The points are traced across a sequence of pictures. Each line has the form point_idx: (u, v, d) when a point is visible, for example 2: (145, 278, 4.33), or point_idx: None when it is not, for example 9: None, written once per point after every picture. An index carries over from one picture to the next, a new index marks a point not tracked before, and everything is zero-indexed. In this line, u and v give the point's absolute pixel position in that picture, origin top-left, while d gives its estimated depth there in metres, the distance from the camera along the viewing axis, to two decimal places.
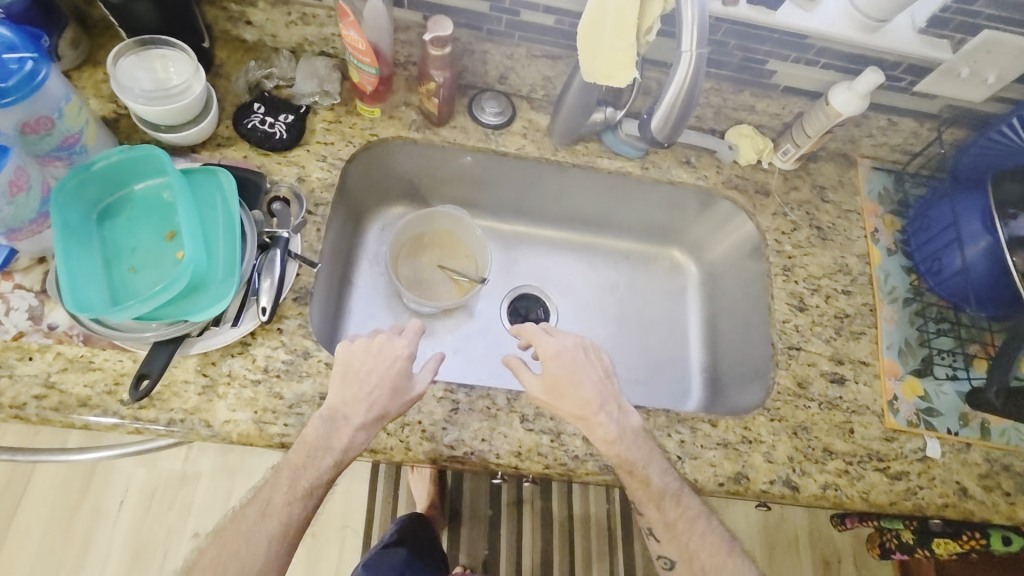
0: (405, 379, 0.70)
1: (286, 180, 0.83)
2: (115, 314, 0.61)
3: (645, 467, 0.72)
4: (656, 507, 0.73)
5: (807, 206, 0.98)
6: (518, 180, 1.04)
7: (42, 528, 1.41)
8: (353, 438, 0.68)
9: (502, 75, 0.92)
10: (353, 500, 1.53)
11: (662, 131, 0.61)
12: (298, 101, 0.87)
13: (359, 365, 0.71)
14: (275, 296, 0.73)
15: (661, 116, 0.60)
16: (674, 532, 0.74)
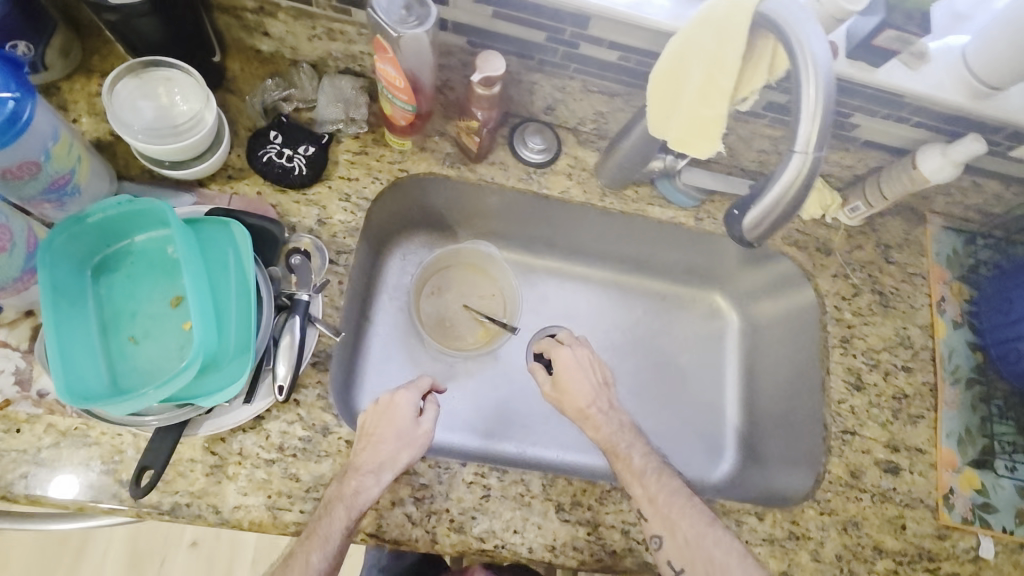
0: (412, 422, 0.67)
1: (306, 223, 0.74)
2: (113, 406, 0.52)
3: (628, 449, 0.72)
4: (639, 482, 0.70)
5: (870, 267, 0.91)
6: (557, 216, 0.96)
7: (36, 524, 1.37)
8: (359, 493, 0.62)
9: (549, 107, 0.81)
10: None
11: (753, 234, 0.51)
12: (319, 127, 0.77)
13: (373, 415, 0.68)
14: (293, 376, 0.65)
15: (756, 210, 0.51)
16: (657, 505, 0.69)
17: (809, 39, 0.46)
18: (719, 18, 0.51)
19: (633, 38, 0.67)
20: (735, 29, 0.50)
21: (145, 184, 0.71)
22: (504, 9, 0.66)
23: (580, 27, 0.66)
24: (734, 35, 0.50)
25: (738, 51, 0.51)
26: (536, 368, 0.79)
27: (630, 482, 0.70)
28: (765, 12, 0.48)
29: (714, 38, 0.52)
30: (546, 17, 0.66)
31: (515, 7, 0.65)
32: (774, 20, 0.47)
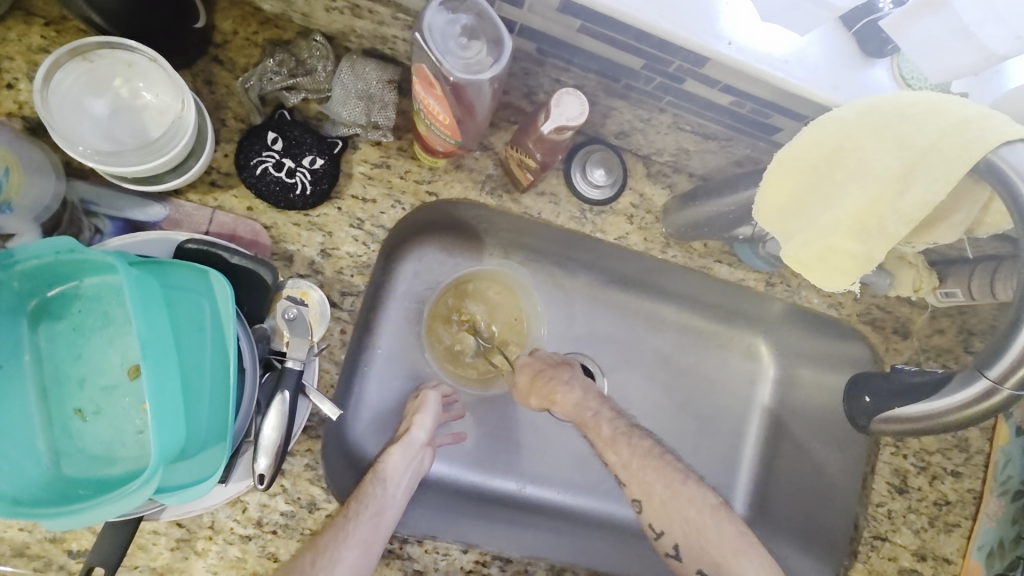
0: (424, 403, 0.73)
1: (308, 253, 0.60)
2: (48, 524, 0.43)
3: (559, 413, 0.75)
4: (612, 449, 0.72)
5: (946, 355, 0.79)
6: (601, 250, 0.83)
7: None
8: (400, 465, 0.65)
9: (622, 132, 0.65)
10: None
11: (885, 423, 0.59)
12: (331, 129, 0.60)
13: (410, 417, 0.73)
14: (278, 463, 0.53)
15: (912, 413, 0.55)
16: (631, 469, 0.70)
17: None
18: (924, 142, 0.40)
19: (760, 88, 0.51)
20: (941, 161, 0.39)
21: (107, 185, 0.56)
22: (596, 26, 0.49)
23: (695, 66, 0.50)
24: (936, 167, 0.40)
25: (933, 189, 0.40)
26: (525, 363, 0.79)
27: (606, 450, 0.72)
28: (996, 157, 0.38)
29: (902, 159, 0.41)
30: (653, 46, 0.49)
31: (611, 26, 0.48)
32: (1005, 175, 0.37)
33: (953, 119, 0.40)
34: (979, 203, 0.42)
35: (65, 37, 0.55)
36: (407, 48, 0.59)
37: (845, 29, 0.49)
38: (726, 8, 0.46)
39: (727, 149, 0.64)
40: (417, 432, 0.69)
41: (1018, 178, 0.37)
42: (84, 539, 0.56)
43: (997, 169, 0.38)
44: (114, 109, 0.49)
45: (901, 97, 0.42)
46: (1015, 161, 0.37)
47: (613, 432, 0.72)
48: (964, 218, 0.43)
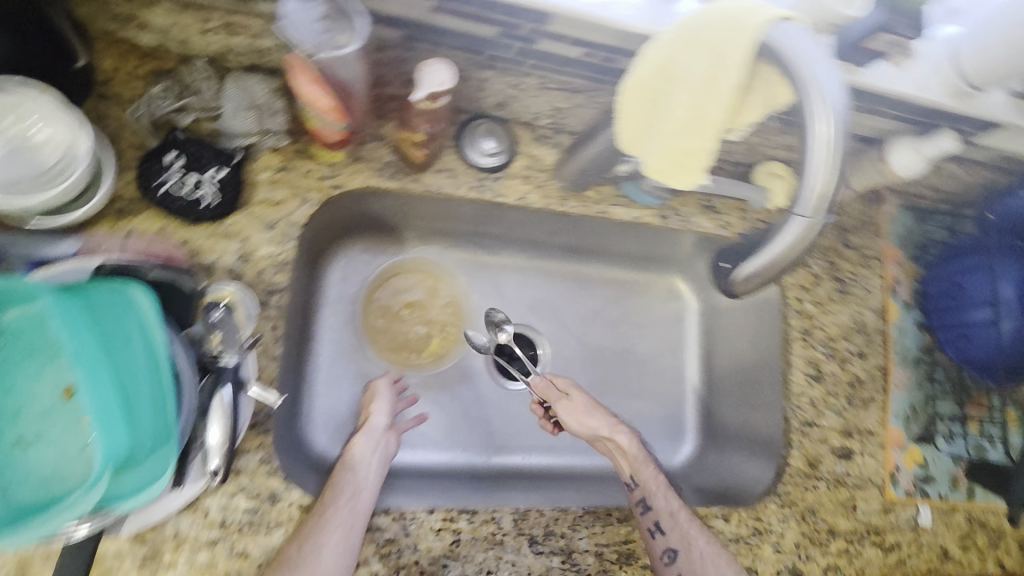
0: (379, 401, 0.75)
1: (227, 259, 0.64)
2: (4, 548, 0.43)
3: None
4: (663, 498, 0.72)
5: (829, 253, 0.90)
6: (515, 220, 0.89)
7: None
8: (366, 452, 0.69)
9: (501, 103, 0.72)
10: None
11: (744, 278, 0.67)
12: (228, 142, 0.64)
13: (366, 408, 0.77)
14: (225, 460, 0.55)
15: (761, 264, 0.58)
16: (676, 519, 0.70)
17: (823, 89, 0.43)
18: (719, 39, 0.46)
19: (598, 35, 0.59)
20: (735, 52, 0.45)
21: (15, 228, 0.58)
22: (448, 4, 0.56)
23: (539, 25, 0.57)
24: (732, 58, 0.46)
25: (734, 76, 0.46)
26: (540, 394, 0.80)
27: (654, 498, 0.72)
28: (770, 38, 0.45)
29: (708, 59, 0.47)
30: (498, 12, 0.56)
31: None
32: (779, 49, 0.44)
33: (734, 17, 0.46)
34: (771, 80, 0.48)
35: None
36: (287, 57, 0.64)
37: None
38: None
39: (596, 99, 0.71)
40: (376, 420, 0.73)
41: (787, 51, 0.44)
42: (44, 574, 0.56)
43: (775, 47, 0.45)
44: (9, 148, 0.51)
45: (700, 11, 0.48)
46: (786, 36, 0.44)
47: (659, 484, 0.73)
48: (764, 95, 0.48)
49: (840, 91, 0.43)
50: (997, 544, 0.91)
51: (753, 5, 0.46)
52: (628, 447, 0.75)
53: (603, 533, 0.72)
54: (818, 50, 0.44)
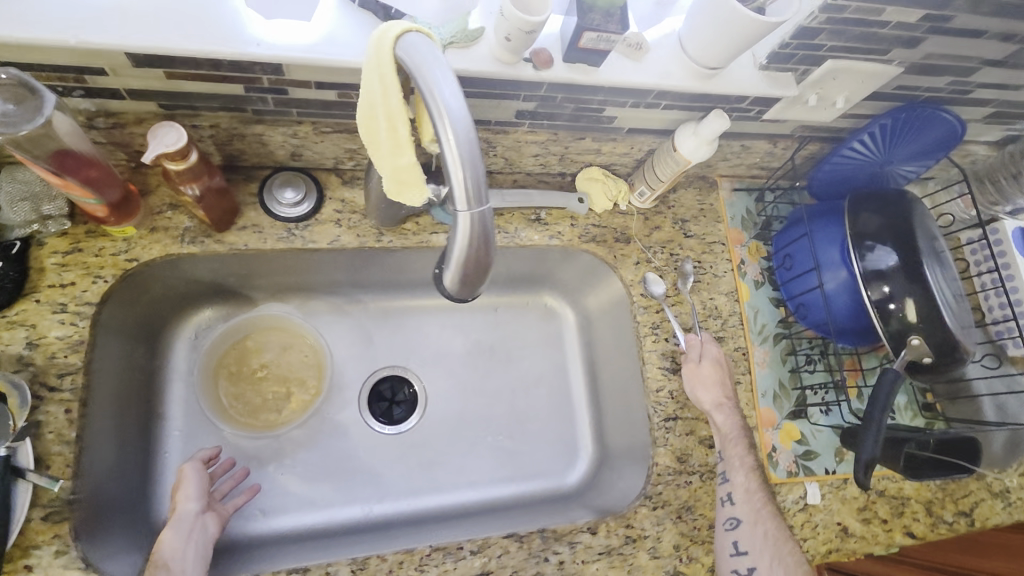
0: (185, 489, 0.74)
1: (13, 348, 0.63)
2: None
3: None
4: (742, 476, 0.78)
5: (671, 245, 0.91)
6: (356, 265, 0.89)
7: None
8: (176, 546, 0.69)
9: (292, 154, 0.73)
10: None
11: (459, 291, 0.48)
12: (10, 233, 0.66)
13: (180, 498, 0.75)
14: None
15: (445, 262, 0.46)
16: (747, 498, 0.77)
17: (437, 86, 0.42)
18: (371, 64, 0.48)
19: (335, 76, 0.60)
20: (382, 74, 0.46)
21: None
22: (173, 69, 0.57)
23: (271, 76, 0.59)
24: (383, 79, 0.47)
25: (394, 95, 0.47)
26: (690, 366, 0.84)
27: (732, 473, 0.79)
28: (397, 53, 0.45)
29: (373, 85, 0.48)
30: (227, 71, 0.58)
31: (177, 64, 0.56)
32: (405, 61, 0.44)
33: (375, 40, 0.47)
34: None
35: None
36: None
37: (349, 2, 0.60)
38: (249, 20, 0.57)
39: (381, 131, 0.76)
40: (185, 507, 0.73)
41: (409, 62, 0.44)
42: None
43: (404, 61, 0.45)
44: None
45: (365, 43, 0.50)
46: (408, 48, 0.44)
47: (747, 462, 0.79)
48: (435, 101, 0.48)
49: (460, 100, 0.42)
50: (901, 511, 0.87)
51: (386, 25, 0.47)
52: (727, 427, 0.80)
53: (456, 569, 0.70)
54: (434, 57, 0.43)
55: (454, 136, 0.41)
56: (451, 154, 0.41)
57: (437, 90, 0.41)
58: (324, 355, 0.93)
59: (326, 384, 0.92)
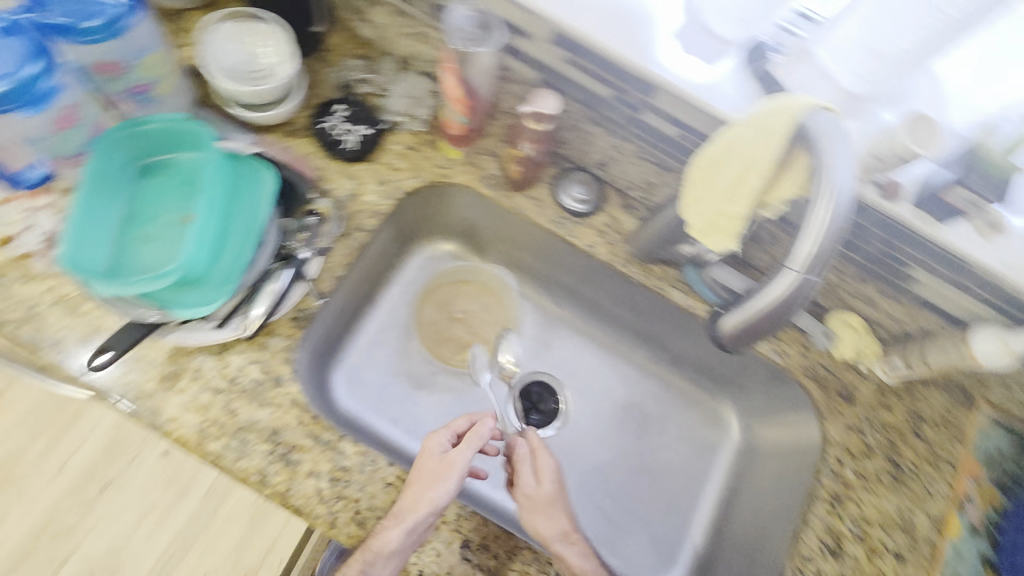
0: (440, 460, 0.68)
1: (340, 191, 0.78)
2: (99, 287, 0.56)
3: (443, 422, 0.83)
4: None
5: (893, 432, 0.82)
6: (585, 277, 0.95)
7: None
8: (401, 539, 0.62)
9: (603, 163, 0.82)
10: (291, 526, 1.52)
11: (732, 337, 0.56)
12: (384, 115, 0.81)
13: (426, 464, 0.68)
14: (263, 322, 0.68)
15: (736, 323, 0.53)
16: None
17: (834, 166, 0.46)
18: (765, 115, 0.51)
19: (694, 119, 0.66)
20: (774, 132, 0.50)
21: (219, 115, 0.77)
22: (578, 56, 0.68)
23: (645, 94, 0.67)
24: (770, 136, 0.50)
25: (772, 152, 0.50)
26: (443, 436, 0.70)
27: None
28: (803, 124, 0.49)
29: (754, 135, 0.52)
30: (616, 75, 0.67)
31: (586, 54, 0.66)
32: (811, 136, 0.48)
33: (779, 105, 0.50)
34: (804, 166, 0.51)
35: None
36: None
37: (747, 68, 0.62)
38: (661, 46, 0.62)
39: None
40: (434, 499, 0.64)
41: (816, 137, 0.48)
42: None
43: (806, 134, 0.48)
44: (244, 59, 0.70)
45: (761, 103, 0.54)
46: (817, 124, 0.48)
47: None
48: (797, 172, 0.51)
49: (848, 184, 0.46)
50: None
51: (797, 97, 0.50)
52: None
53: None
54: (843, 140, 0.47)
55: (828, 215, 0.46)
56: (815, 228, 0.46)
57: (833, 171, 0.46)
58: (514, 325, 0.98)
59: (495, 355, 0.96)
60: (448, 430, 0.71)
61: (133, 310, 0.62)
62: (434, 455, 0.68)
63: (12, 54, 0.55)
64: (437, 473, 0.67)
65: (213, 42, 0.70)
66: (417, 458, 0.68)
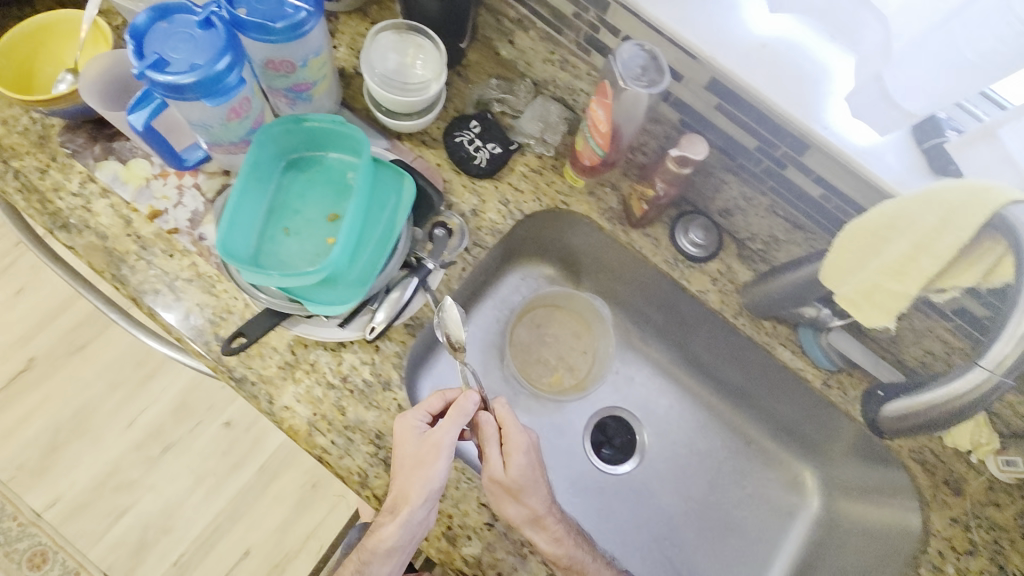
0: (420, 442, 0.64)
1: (463, 205, 0.79)
2: (251, 277, 0.59)
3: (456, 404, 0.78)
4: None
5: (1002, 533, 0.77)
6: (682, 320, 0.93)
7: (118, 351, 1.60)
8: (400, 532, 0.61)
9: (726, 211, 0.81)
10: (330, 522, 1.56)
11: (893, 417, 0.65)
12: (514, 136, 0.82)
13: (408, 445, 0.64)
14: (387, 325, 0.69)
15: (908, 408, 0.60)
16: None
17: None
18: (960, 198, 0.48)
19: (845, 183, 0.65)
20: (967, 217, 0.48)
21: (360, 118, 0.80)
22: (730, 106, 0.67)
23: (796, 151, 0.66)
24: (965, 221, 0.48)
25: (961, 238, 0.48)
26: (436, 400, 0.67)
27: None
28: (1006, 215, 0.46)
29: (940, 215, 0.50)
30: (768, 129, 0.66)
31: (740, 105, 0.66)
32: (1014, 229, 0.46)
33: (976, 187, 0.48)
34: (995, 253, 0.49)
35: None
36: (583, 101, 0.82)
37: (917, 144, 0.60)
38: (830, 104, 0.60)
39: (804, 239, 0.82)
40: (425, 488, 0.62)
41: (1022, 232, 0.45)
42: (229, 329, 0.70)
43: (1008, 226, 0.46)
44: (396, 67, 0.73)
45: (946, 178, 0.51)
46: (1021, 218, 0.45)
47: None
48: (984, 261, 0.50)
49: None
50: None
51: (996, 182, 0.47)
52: None
53: None
54: None
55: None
56: (1014, 331, 0.46)
57: None
58: (603, 358, 0.96)
59: (580, 384, 0.96)
60: (423, 410, 0.66)
61: (273, 298, 0.67)
62: (413, 440, 0.64)
63: (205, 44, 0.58)
64: (418, 456, 0.63)
65: (373, 47, 0.73)
66: (398, 446, 0.64)
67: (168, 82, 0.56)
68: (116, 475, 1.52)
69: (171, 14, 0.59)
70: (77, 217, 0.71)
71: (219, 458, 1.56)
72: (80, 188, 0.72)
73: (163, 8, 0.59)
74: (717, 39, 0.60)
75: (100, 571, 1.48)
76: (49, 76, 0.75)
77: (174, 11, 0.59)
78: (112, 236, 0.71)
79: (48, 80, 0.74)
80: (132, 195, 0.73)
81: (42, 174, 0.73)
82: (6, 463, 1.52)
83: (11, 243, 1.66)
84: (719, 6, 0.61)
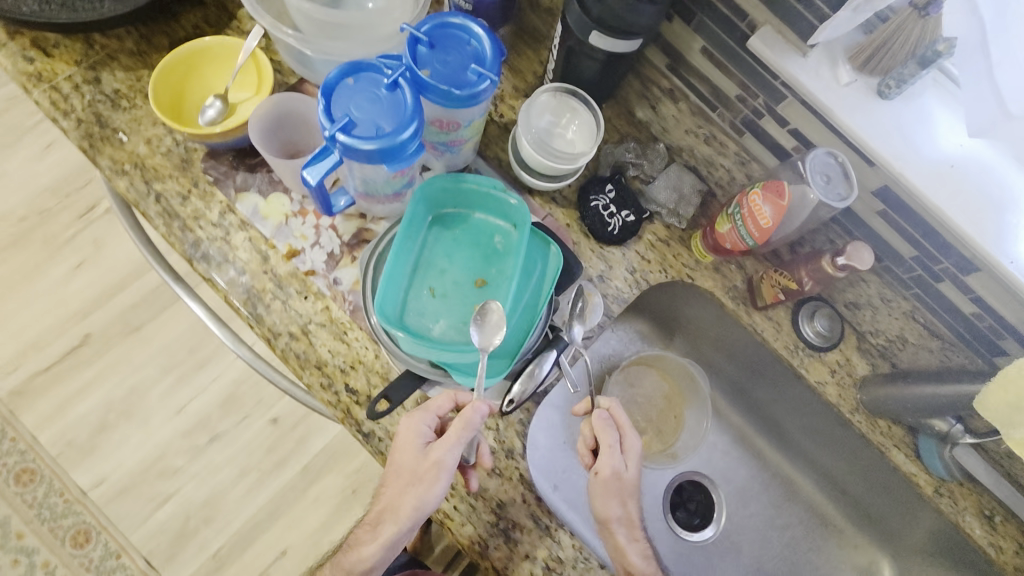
0: (421, 452, 0.63)
1: (591, 270, 0.77)
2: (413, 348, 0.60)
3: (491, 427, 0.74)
4: None
5: None
6: (782, 398, 0.92)
7: (175, 335, 1.59)
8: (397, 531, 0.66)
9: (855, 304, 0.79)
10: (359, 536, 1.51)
11: None
12: (646, 204, 0.79)
13: (407, 452, 0.64)
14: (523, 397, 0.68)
15: None
16: None
17: None
18: None
19: None
20: None
21: (496, 169, 0.79)
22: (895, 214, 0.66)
23: None
24: None
25: None
26: (441, 406, 0.65)
27: None
28: None
29: None
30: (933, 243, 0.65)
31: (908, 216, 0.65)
32: None
33: None
34: None
35: (513, 80, 0.82)
36: (722, 176, 0.80)
37: None
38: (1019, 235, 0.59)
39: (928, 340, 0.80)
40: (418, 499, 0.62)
41: None
42: (359, 380, 0.69)
43: None
44: (549, 130, 0.72)
45: None
46: None
47: None
48: None
49: None
50: None
51: None
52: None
53: None
54: None
55: None
56: None
57: None
58: (694, 425, 0.95)
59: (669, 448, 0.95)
60: (430, 414, 0.65)
61: (408, 358, 0.66)
62: (414, 450, 0.63)
63: (390, 107, 0.57)
64: (411, 465, 0.63)
65: (532, 107, 0.71)
66: (398, 452, 0.63)
67: (352, 144, 0.55)
68: (162, 462, 1.52)
69: (361, 71, 0.59)
70: (217, 248, 0.71)
71: (264, 454, 1.55)
72: (221, 218, 0.72)
73: (355, 65, 0.58)
74: (907, 155, 0.59)
75: (141, 556, 1.47)
76: (195, 105, 0.74)
77: (364, 69, 0.59)
78: (250, 272, 0.71)
79: (195, 109, 0.74)
80: (271, 231, 0.72)
81: (184, 200, 0.72)
82: (56, 438, 1.51)
83: (77, 215, 1.65)
84: (914, 121, 0.60)
